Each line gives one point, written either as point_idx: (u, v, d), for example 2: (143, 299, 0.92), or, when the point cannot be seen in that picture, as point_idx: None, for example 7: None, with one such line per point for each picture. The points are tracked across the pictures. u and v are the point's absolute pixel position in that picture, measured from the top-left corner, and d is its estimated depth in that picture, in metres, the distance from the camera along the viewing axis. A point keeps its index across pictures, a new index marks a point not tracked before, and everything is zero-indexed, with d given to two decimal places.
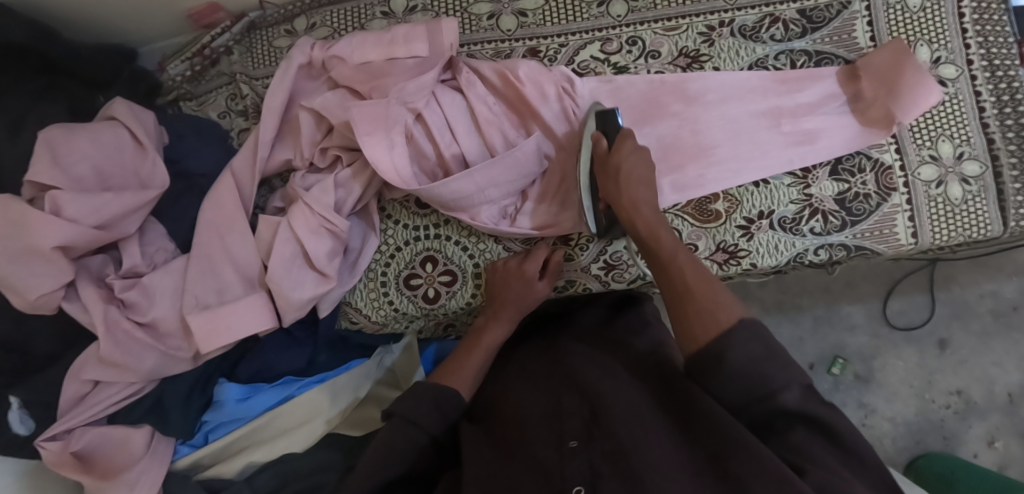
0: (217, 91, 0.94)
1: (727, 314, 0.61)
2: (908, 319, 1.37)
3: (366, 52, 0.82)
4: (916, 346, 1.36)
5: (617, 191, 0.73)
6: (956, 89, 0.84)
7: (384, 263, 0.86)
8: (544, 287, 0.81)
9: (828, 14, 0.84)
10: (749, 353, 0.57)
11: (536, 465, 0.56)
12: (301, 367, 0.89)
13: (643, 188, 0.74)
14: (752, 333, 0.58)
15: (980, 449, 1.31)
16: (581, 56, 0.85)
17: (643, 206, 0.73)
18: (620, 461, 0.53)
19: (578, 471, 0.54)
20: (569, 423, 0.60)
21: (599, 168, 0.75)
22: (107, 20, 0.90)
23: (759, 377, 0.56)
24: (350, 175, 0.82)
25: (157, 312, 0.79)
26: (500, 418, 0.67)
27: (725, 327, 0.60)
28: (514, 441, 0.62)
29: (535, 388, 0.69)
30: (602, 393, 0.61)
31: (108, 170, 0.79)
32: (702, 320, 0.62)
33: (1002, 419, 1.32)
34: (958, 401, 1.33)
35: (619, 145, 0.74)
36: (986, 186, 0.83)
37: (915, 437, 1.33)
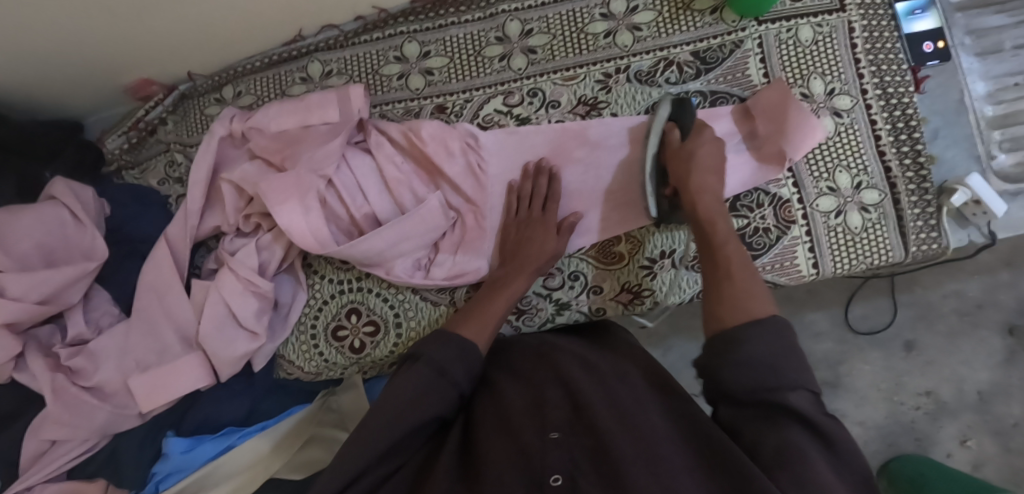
0: (156, 158, 0.98)
1: (762, 307, 0.64)
2: (871, 324, 1.32)
3: (283, 121, 0.87)
4: (882, 349, 1.32)
5: (686, 175, 0.75)
6: (852, 119, 0.85)
7: (312, 316, 0.91)
8: (563, 243, 0.82)
9: (721, 54, 0.87)
10: (771, 346, 0.60)
11: (518, 450, 0.60)
12: (242, 417, 0.92)
13: (712, 176, 0.76)
14: (777, 331, 0.61)
15: (953, 447, 1.27)
16: (485, 110, 0.89)
17: (707, 194, 0.74)
18: (601, 458, 0.57)
19: (558, 459, 0.58)
20: (553, 416, 0.63)
21: (674, 156, 0.78)
22: (54, 99, 0.94)
23: (772, 371, 0.59)
24: (271, 238, 0.87)
25: (101, 376, 0.84)
26: (488, 402, 0.70)
27: (757, 317, 0.63)
28: (498, 425, 0.65)
29: (520, 382, 0.72)
30: (584, 390, 0.66)
31: (51, 245, 0.85)
32: (734, 303, 0.65)
33: (973, 416, 1.27)
34: (927, 402, 1.28)
35: (697, 132, 0.78)
36: (885, 214, 0.84)
37: (887, 440, 1.29)
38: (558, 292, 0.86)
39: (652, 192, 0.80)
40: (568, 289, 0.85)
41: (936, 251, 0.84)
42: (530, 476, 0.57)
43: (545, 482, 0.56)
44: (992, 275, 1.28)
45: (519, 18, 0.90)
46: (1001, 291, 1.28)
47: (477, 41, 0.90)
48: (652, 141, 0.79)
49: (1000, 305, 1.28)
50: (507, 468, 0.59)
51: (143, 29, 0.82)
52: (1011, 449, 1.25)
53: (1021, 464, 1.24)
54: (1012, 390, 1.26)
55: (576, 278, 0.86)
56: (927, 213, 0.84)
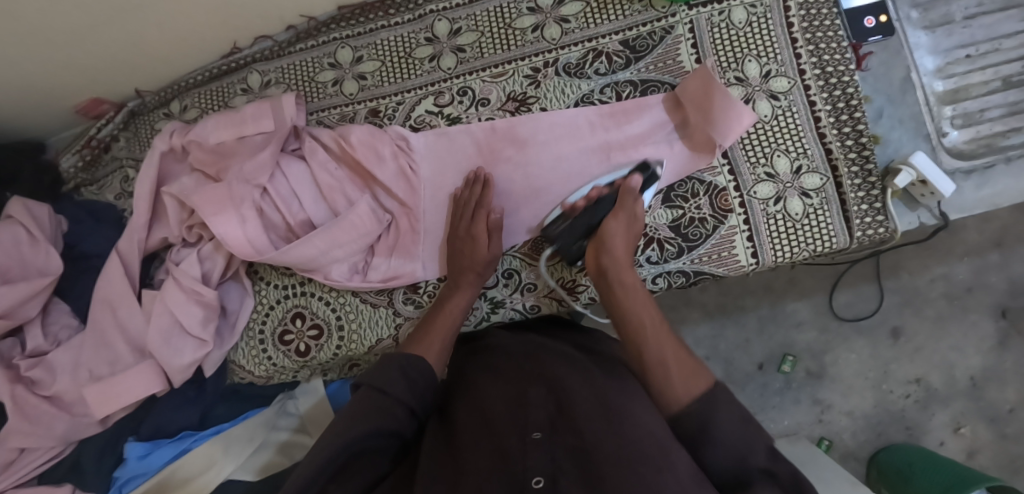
0: (111, 177, 1.01)
1: (703, 379, 0.62)
2: (857, 311, 1.24)
3: (220, 133, 0.88)
4: (869, 338, 1.23)
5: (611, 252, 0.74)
6: (790, 101, 0.82)
7: (260, 322, 0.92)
8: (498, 247, 0.81)
9: (651, 41, 0.85)
10: (732, 419, 0.58)
11: (499, 453, 0.55)
12: (197, 422, 0.94)
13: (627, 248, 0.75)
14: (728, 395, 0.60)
15: (947, 434, 1.20)
16: (417, 111, 0.89)
17: (624, 274, 0.73)
18: (581, 459, 0.53)
19: (539, 460, 0.53)
20: (535, 416, 0.59)
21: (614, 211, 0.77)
22: (10, 120, 0.97)
23: (744, 443, 0.56)
24: (212, 248, 0.90)
25: (58, 386, 0.88)
26: (471, 401, 0.66)
27: (701, 393, 0.61)
28: (480, 431, 0.60)
29: (501, 379, 0.67)
30: (570, 391, 0.62)
31: (6, 264, 0.88)
32: (687, 374, 0.63)
33: (966, 403, 1.20)
34: (918, 390, 1.21)
35: (621, 202, 0.77)
36: (827, 198, 0.81)
37: (877, 430, 1.21)
38: (492, 290, 0.86)
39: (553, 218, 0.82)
40: (502, 287, 0.85)
41: (882, 235, 0.80)
42: (509, 479, 0.52)
43: (524, 484, 0.51)
44: (981, 257, 1.21)
45: (447, 18, 0.90)
46: (992, 274, 1.21)
47: (407, 43, 0.90)
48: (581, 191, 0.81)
49: (991, 288, 1.21)
50: (486, 473, 0.54)
51: (82, 52, 0.85)
52: (1007, 435, 1.18)
53: (1017, 450, 1.18)
54: (1006, 374, 1.19)
55: (510, 276, 0.85)
56: (871, 196, 0.80)
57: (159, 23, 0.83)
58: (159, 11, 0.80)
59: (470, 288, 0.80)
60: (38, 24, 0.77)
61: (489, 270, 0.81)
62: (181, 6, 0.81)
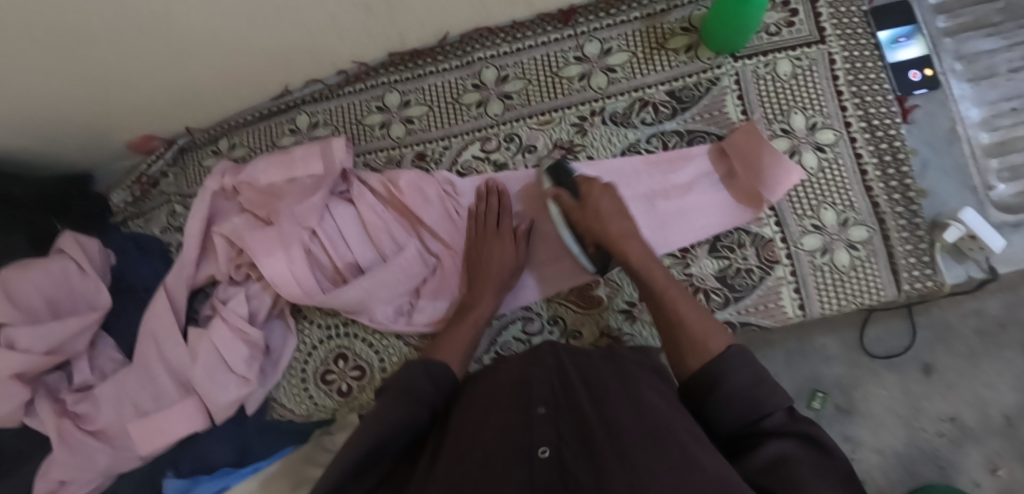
0: (159, 209, 1.02)
1: (718, 344, 0.68)
2: (886, 346, 1.13)
3: (270, 174, 0.90)
4: (899, 373, 1.11)
5: (605, 233, 0.78)
6: (836, 153, 0.83)
7: (302, 361, 0.93)
8: (519, 249, 0.84)
9: (697, 92, 0.86)
10: (741, 376, 0.64)
11: (504, 424, 0.59)
12: (236, 458, 0.92)
13: (625, 219, 0.79)
14: (742, 360, 0.65)
15: (983, 477, 1.06)
16: (464, 156, 0.90)
17: (629, 239, 0.78)
18: (584, 432, 0.57)
19: (544, 433, 0.56)
20: (538, 396, 0.63)
21: (580, 221, 0.80)
22: (63, 156, 0.97)
23: (751, 404, 0.61)
24: (260, 288, 0.91)
25: (104, 420, 0.89)
26: (483, 386, 0.69)
27: (719, 354, 0.67)
28: (485, 408, 0.64)
29: (513, 367, 0.71)
30: (571, 379, 0.66)
31: (57, 298, 0.90)
32: (697, 350, 0.69)
33: (1001, 443, 1.07)
34: (952, 429, 1.08)
35: (587, 190, 0.81)
36: (874, 251, 0.81)
37: (907, 469, 1.08)
38: (537, 337, 0.86)
39: (577, 251, 0.82)
40: (547, 334, 0.86)
41: (931, 289, 0.79)
42: (516, 446, 0.55)
43: (531, 452, 0.54)
44: None
45: (495, 65, 0.91)
46: None
47: (454, 89, 0.92)
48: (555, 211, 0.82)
49: None
50: (494, 443, 0.56)
51: (141, 92, 0.86)
52: None
53: None
54: None
55: (555, 323, 0.86)
56: (919, 250, 0.80)
57: (218, 66, 0.83)
58: (220, 56, 0.81)
59: (493, 295, 0.81)
60: (103, 66, 0.78)
61: (512, 277, 0.83)
62: (242, 50, 0.81)
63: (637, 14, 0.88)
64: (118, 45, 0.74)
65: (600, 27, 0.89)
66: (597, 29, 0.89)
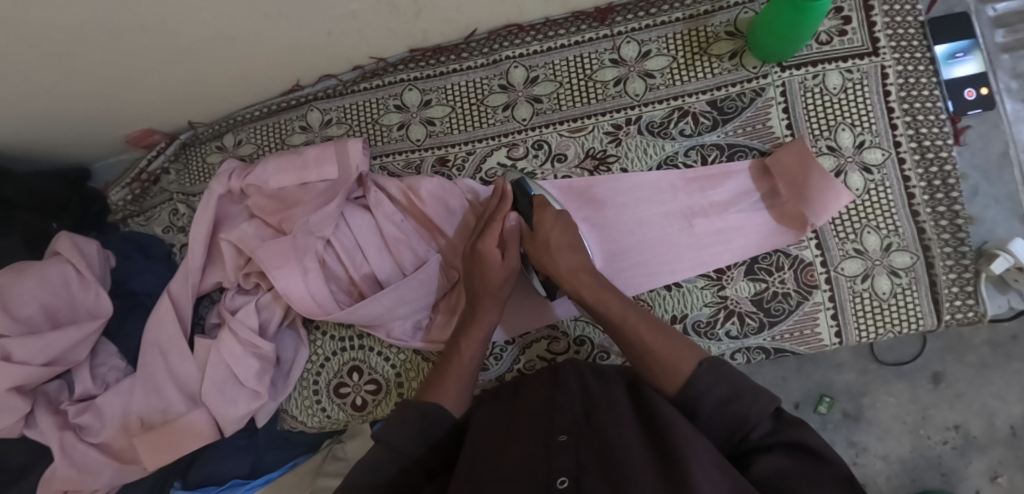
0: (160, 207, 0.99)
1: (689, 362, 0.63)
2: (898, 354, 0.98)
3: (282, 178, 0.85)
4: (907, 381, 0.98)
5: (553, 264, 0.74)
6: (883, 175, 0.79)
7: (315, 372, 0.89)
8: (512, 260, 0.76)
9: (740, 103, 0.81)
10: (716, 391, 0.60)
11: (525, 457, 0.54)
12: (247, 471, 0.93)
13: (574, 253, 0.74)
14: (717, 374, 0.61)
15: (984, 485, 0.94)
16: (488, 163, 0.85)
17: (582, 273, 0.73)
18: (605, 461, 0.53)
19: (564, 462, 0.53)
20: (560, 419, 0.58)
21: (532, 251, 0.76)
22: (57, 149, 0.93)
23: (736, 417, 0.59)
24: (271, 298, 0.87)
25: (107, 433, 0.85)
26: (506, 406, 0.65)
27: (690, 374, 0.62)
28: (500, 434, 0.60)
29: (535, 384, 0.66)
30: (596, 398, 0.62)
31: (56, 305, 0.86)
32: (668, 373, 0.64)
33: (1004, 452, 0.94)
34: (957, 437, 0.95)
35: (538, 217, 0.76)
36: (917, 278, 0.78)
37: (911, 476, 0.96)
38: (562, 357, 0.83)
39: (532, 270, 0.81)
40: (573, 353, 0.83)
41: (971, 320, 0.78)
42: (534, 480, 0.52)
43: (550, 484, 0.51)
44: None
45: (524, 65, 0.85)
46: None
47: (479, 89, 0.86)
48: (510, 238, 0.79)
49: None
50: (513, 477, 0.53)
51: (142, 89, 0.82)
52: None
53: None
54: None
55: (582, 343, 0.82)
56: (963, 278, 0.78)
57: (225, 63, 0.79)
58: (226, 54, 0.76)
59: (494, 308, 0.76)
60: (100, 66, 0.74)
61: (507, 285, 0.76)
62: (251, 48, 0.77)
63: (678, 15, 0.82)
64: (119, 45, 0.70)
65: (639, 28, 0.83)
66: (635, 29, 0.83)
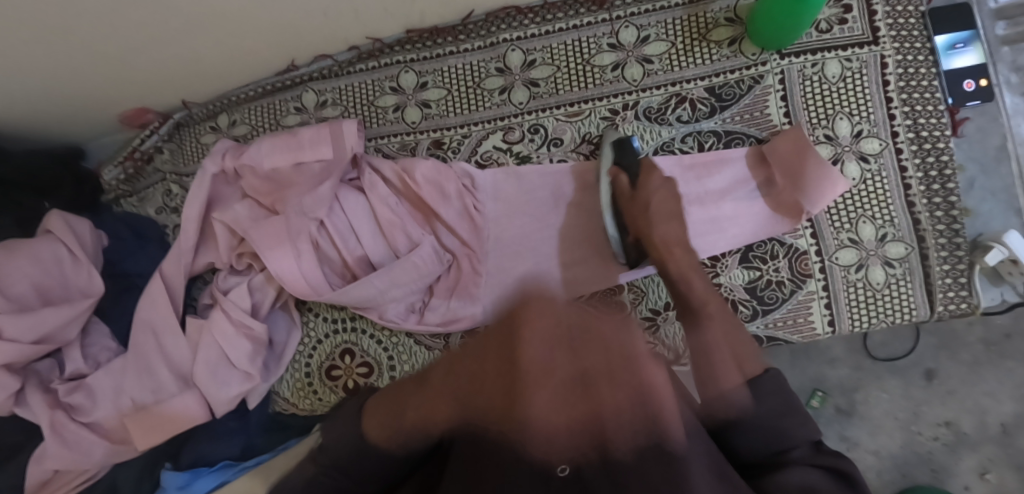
0: (155, 187, 0.98)
1: (755, 363, 0.59)
2: (889, 350, 0.98)
3: (275, 159, 0.84)
4: (899, 377, 0.98)
5: (647, 226, 0.72)
6: (880, 165, 0.79)
7: (307, 354, 0.89)
8: None
9: (738, 90, 0.80)
10: (773, 404, 0.57)
11: None
12: (239, 452, 0.91)
13: (674, 222, 0.72)
14: (778, 381, 0.58)
15: (973, 482, 0.94)
16: (484, 146, 0.85)
17: (674, 244, 0.70)
18: None
19: None
20: None
21: (627, 206, 0.74)
22: (49, 129, 0.92)
23: (776, 431, 0.56)
24: (263, 279, 0.86)
25: (99, 413, 0.85)
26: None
27: (753, 375, 0.58)
28: None
29: None
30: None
31: (46, 284, 0.85)
32: (731, 368, 0.59)
33: (994, 449, 0.94)
34: (948, 434, 0.95)
35: (644, 179, 0.75)
36: (911, 269, 0.78)
37: (902, 471, 0.96)
38: None
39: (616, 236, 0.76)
40: None
41: (964, 311, 0.78)
42: None
43: None
44: None
45: (521, 48, 0.84)
46: None
47: (476, 72, 0.85)
48: (602, 188, 0.77)
49: None
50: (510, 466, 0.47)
51: (136, 66, 0.80)
52: None
53: None
54: None
55: None
56: (957, 270, 0.77)
57: (222, 41, 0.78)
58: (218, 31, 0.75)
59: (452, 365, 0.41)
60: (91, 41, 0.72)
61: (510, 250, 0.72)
62: (245, 26, 0.75)
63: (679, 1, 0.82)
64: (110, 19, 0.68)
65: (638, 13, 0.82)
66: (635, 13, 0.82)
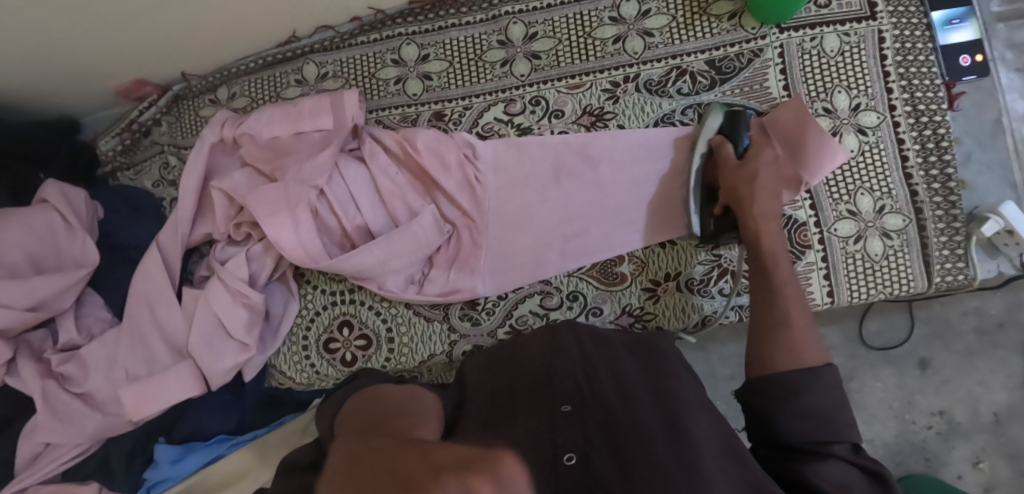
0: (151, 161, 0.98)
1: (814, 359, 0.61)
2: (886, 338, 0.98)
3: (275, 128, 0.84)
4: (894, 366, 0.98)
5: (749, 199, 0.71)
6: (877, 137, 0.79)
7: (305, 327, 0.89)
8: None
9: (738, 63, 0.81)
10: (829, 399, 0.58)
11: (531, 424, 0.52)
12: (233, 427, 0.90)
13: (773, 202, 0.72)
14: (833, 379, 0.59)
15: (966, 471, 0.94)
16: (486, 117, 0.85)
17: (770, 221, 0.71)
18: (610, 429, 0.52)
19: (572, 438, 0.50)
20: (563, 389, 0.57)
21: (725, 176, 0.74)
22: (44, 99, 0.92)
23: (827, 423, 0.57)
24: (261, 249, 0.86)
25: (91, 384, 0.84)
26: (506, 372, 0.63)
27: (810, 366, 0.61)
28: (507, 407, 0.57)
29: (537, 353, 0.64)
30: (596, 367, 0.60)
31: (40, 252, 0.85)
32: (788, 352, 0.62)
33: (987, 438, 0.94)
34: (941, 423, 0.96)
35: (755, 152, 0.74)
36: (909, 240, 0.78)
37: (895, 460, 0.96)
38: (555, 312, 0.82)
39: (697, 209, 0.77)
40: (566, 309, 0.82)
41: (961, 283, 0.78)
42: (538, 451, 0.49)
43: (557, 460, 0.48)
44: None
45: (523, 21, 0.85)
46: None
47: (478, 45, 0.86)
48: (697, 157, 0.77)
49: None
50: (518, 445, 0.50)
51: (135, 32, 0.80)
52: None
53: None
54: None
55: (575, 298, 0.82)
56: (953, 242, 0.78)
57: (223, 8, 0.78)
58: None
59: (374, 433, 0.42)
60: (89, 4, 0.72)
61: None
62: None
63: None
64: None
65: None
66: None
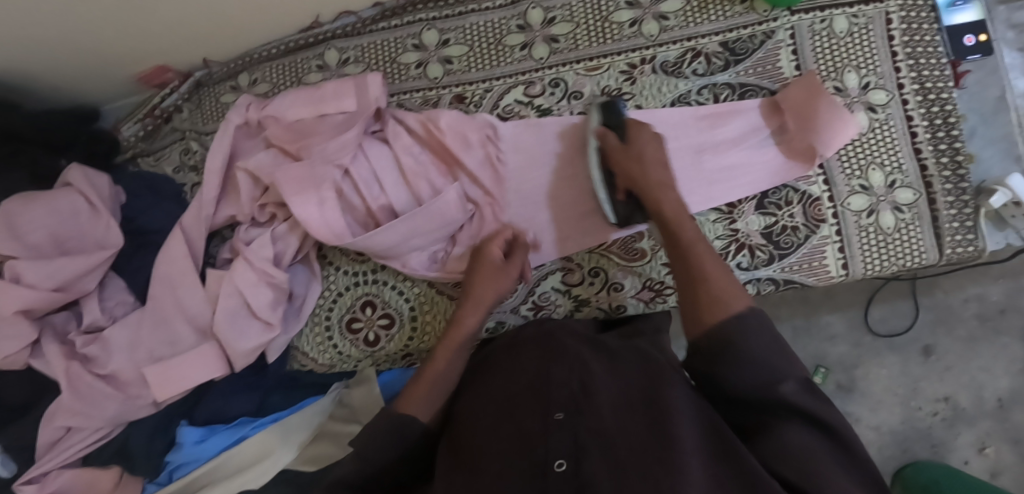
0: (171, 146, 0.99)
1: (739, 305, 0.59)
2: (890, 326, 1.00)
3: (298, 110, 0.87)
4: (898, 354, 1.00)
5: (643, 173, 0.73)
6: (887, 114, 0.82)
7: (327, 307, 0.89)
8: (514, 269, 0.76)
9: (751, 45, 0.84)
10: (766, 344, 0.56)
11: (519, 433, 0.55)
12: (254, 409, 0.90)
13: (664, 168, 0.74)
14: (760, 324, 0.57)
15: (972, 457, 0.97)
16: (506, 100, 0.87)
17: (666, 188, 0.72)
18: (599, 440, 0.53)
19: (561, 444, 0.53)
20: (556, 395, 0.57)
21: (616, 159, 0.75)
22: (67, 85, 0.93)
23: (770, 366, 0.55)
24: (286, 229, 0.87)
25: (115, 364, 0.84)
26: (499, 374, 0.64)
27: (734, 314, 0.58)
28: (500, 409, 0.59)
29: (524, 356, 0.64)
30: (593, 371, 0.60)
31: (64, 234, 0.86)
32: (712, 306, 0.60)
33: (991, 424, 0.97)
34: (947, 409, 0.98)
35: (635, 132, 0.76)
36: (919, 214, 0.81)
37: (902, 446, 0.98)
38: (577, 288, 0.84)
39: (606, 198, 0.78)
40: (588, 285, 0.84)
41: (971, 254, 0.81)
42: (529, 461, 0.52)
43: (547, 467, 0.51)
44: None
45: (542, 6, 0.87)
46: None
47: (497, 29, 0.88)
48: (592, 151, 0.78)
49: None
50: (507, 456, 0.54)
51: (160, 17, 0.81)
52: None
53: None
54: None
55: (596, 274, 0.84)
56: (964, 214, 0.81)
57: None
58: None
59: None
60: None
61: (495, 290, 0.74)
62: None
63: None
64: None
65: None
66: None
